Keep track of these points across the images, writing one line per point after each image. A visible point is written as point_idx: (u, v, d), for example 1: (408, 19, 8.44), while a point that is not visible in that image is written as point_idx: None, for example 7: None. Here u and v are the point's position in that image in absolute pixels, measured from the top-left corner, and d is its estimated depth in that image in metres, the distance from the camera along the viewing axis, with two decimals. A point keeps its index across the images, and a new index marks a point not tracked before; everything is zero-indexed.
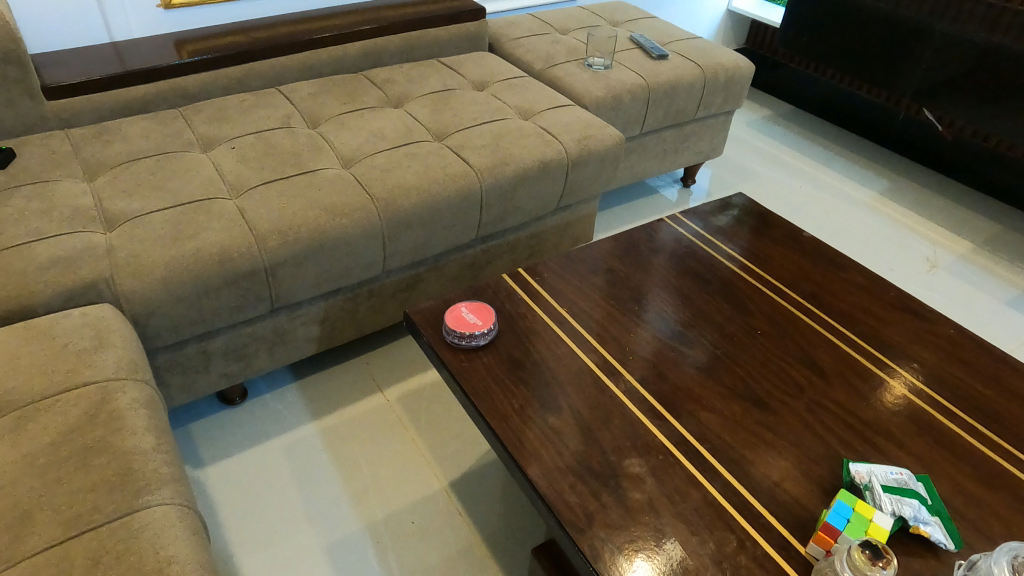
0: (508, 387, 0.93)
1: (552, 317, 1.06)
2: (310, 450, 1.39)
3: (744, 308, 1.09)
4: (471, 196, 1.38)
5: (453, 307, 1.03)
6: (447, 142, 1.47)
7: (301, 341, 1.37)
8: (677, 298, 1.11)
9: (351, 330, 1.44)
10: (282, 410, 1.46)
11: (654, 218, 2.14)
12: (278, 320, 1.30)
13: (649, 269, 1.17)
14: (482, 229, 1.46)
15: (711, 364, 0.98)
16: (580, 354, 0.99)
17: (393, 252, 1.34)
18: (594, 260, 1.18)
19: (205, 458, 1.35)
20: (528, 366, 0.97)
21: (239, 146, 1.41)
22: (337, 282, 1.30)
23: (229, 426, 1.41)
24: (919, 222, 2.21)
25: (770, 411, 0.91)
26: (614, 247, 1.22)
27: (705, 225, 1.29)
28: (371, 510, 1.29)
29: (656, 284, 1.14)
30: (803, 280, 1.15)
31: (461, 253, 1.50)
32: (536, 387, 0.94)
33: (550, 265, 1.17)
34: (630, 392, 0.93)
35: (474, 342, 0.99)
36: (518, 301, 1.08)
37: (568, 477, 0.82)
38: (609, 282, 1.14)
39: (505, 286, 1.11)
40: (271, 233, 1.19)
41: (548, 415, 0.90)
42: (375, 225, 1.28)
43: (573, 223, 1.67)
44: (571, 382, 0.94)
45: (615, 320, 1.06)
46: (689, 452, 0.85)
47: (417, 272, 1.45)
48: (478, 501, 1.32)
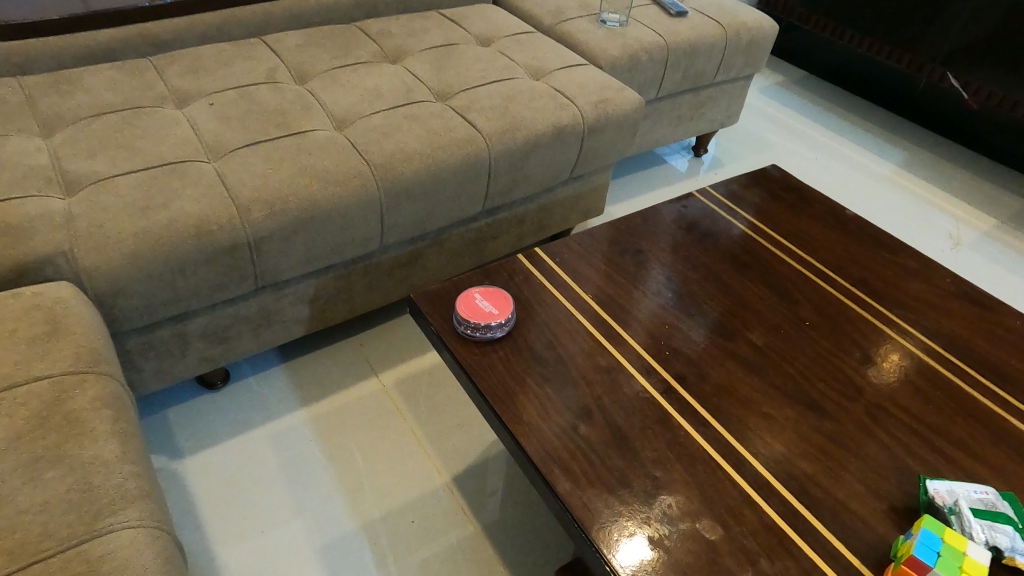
0: (530, 387, 0.82)
1: (575, 304, 0.94)
2: (299, 440, 1.27)
3: (786, 295, 0.98)
4: (478, 163, 1.24)
5: (465, 292, 0.90)
6: (451, 103, 1.33)
7: (290, 322, 1.24)
8: (710, 282, 0.99)
9: (344, 310, 1.31)
10: (268, 396, 1.33)
11: (669, 195, 2.01)
12: (263, 300, 1.17)
13: (678, 249, 1.05)
14: (489, 201, 1.32)
15: (757, 360, 0.87)
16: (610, 348, 0.88)
17: (392, 225, 1.20)
18: (620, 239, 1.06)
19: (183, 448, 1.23)
20: (552, 362, 0.85)
21: (219, 103, 1.26)
22: (329, 258, 1.17)
23: (209, 413, 1.29)
24: (940, 197, 2.11)
25: (827, 416, 0.80)
26: (638, 223, 1.10)
27: (737, 200, 1.17)
28: (367, 508, 1.18)
29: (687, 266, 1.02)
30: (851, 264, 1.04)
31: (465, 226, 1.36)
32: (562, 387, 0.82)
33: (571, 244, 1.05)
34: (668, 393, 0.82)
35: (490, 333, 0.87)
36: (536, 286, 0.96)
37: (605, 493, 0.72)
38: (635, 264, 1.02)
39: (520, 268, 0.99)
40: (254, 203, 1.05)
41: (577, 419, 0.79)
42: (373, 195, 1.14)
43: (585, 194, 1.54)
44: (601, 381, 0.83)
45: (645, 308, 0.94)
46: (742, 465, 0.75)
47: (417, 248, 1.32)
48: (485, 497, 1.22)
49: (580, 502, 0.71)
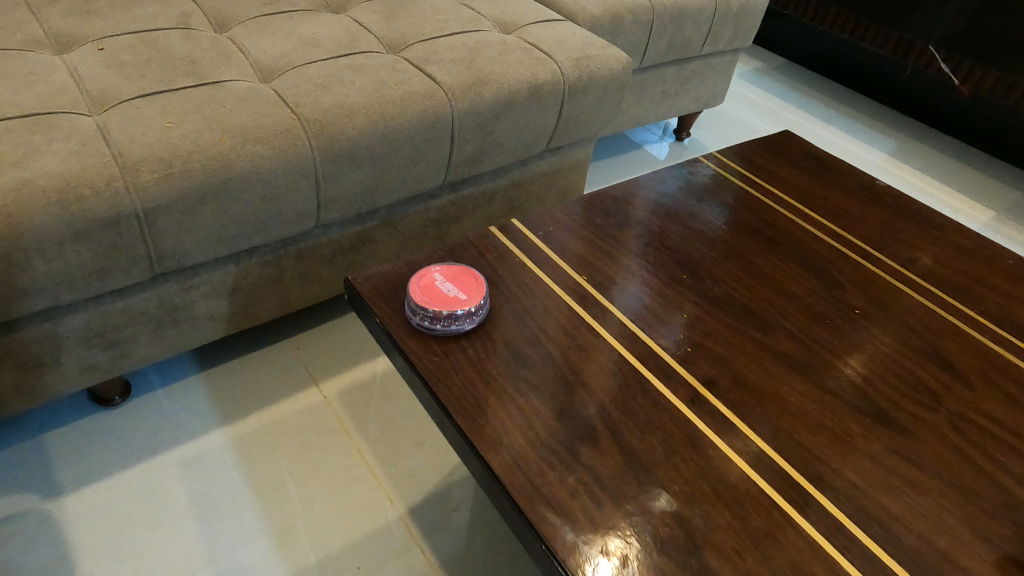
0: (512, 399, 0.60)
1: (566, 289, 0.72)
2: (215, 466, 1.02)
3: (825, 276, 0.78)
4: (438, 124, 1.02)
5: (421, 272, 0.68)
6: (405, 55, 1.10)
7: (202, 321, 0.99)
8: (731, 258, 0.79)
9: (274, 305, 1.07)
10: (179, 411, 1.08)
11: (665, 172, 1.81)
12: (166, 292, 0.92)
13: (688, 222, 0.85)
14: (451, 173, 1.10)
15: (803, 358, 0.67)
16: (615, 344, 0.66)
17: (331, 198, 0.97)
18: (617, 210, 0.85)
19: (64, 484, 0.97)
20: (539, 363, 0.64)
21: (111, 47, 1.00)
22: (251, 238, 0.93)
23: (101, 437, 1.03)
24: (934, 185, 1.98)
25: (902, 431, 0.61)
26: (637, 191, 0.89)
27: (751, 168, 0.98)
28: (299, 553, 0.94)
29: (701, 241, 0.82)
30: (895, 241, 0.86)
31: (423, 204, 1.14)
32: (556, 396, 0.61)
33: (557, 215, 0.83)
34: (696, 403, 0.61)
35: (455, 326, 0.64)
36: (514, 266, 0.74)
37: (621, 548, 0.50)
38: (638, 238, 0.81)
39: (492, 244, 0.77)
40: (144, 163, 0.80)
41: (578, 444, 0.57)
42: (305, 157, 0.91)
43: (563, 172, 1.34)
44: (608, 389, 0.62)
45: (656, 294, 0.73)
46: (803, 502, 0.54)
47: (364, 229, 1.09)
48: (448, 533, 0.99)
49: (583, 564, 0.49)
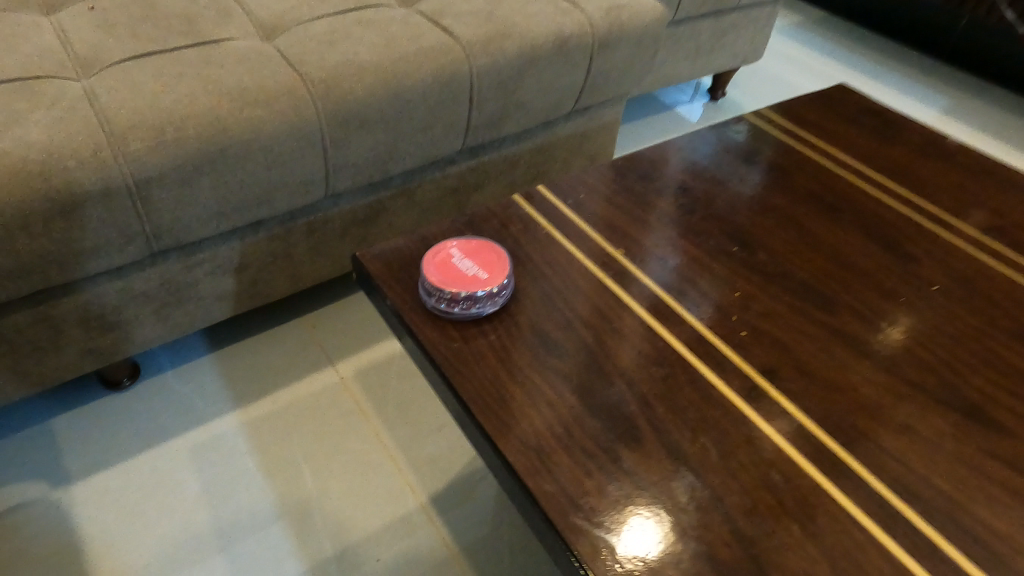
0: (541, 393, 0.52)
1: (600, 265, 0.64)
2: (227, 451, 0.97)
3: (896, 247, 0.69)
4: (455, 83, 0.93)
5: (437, 247, 0.60)
6: (419, 8, 1.01)
7: (209, 300, 0.93)
8: (787, 227, 0.70)
9: (284, 282, 1.00)
10: (190, 394, 1.03)
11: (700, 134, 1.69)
12: (167, 270, 0.86)
13: (737, 186, 0.75)
14: (471, 137, 1.02)
15: (875, 342, 0.58)
16: (658, 327, 0.58)
17: (340, 166, 0.89)
18: (656, 174, 0.76)
19: (71, 469, 0.93)
20: (572, 350, 0.56)
21: (102, 6, 0.93)
22: (256, 211, 0.86)
23: (108, 420, 0.98)
24: (990, 143, 1.84)
25: (997, 428, 0.52)
26: (677, 153, 0.80)
27: (804, 124, 0.87)
28: (315, 542, 0.89)
29: (752, 208, 0.73)
30: (973, 205, 0.75)
31: (441, 171, 1.06)
32: (591, 389, 0.53)
33: (588, 181, 0.74)
34: (753, 396, 0.53)
35: (476, 309, 0.57)
36: (541, 239, 0.66)
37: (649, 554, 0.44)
38: (680, 206, 0.72)
39: (516, 214, 0.69)
40: (134, 129, 0.73)
41: (618, 445, 0.49)
42: (310, 121, 0.83)
43: (591, 134, 1.24)
44: (650, 380, 0.54)
45: (702, 269, 0.64)
46: (885, 514, 0.46)
47: (378, 200, 1.01)
48: (472, 523, 0.93)
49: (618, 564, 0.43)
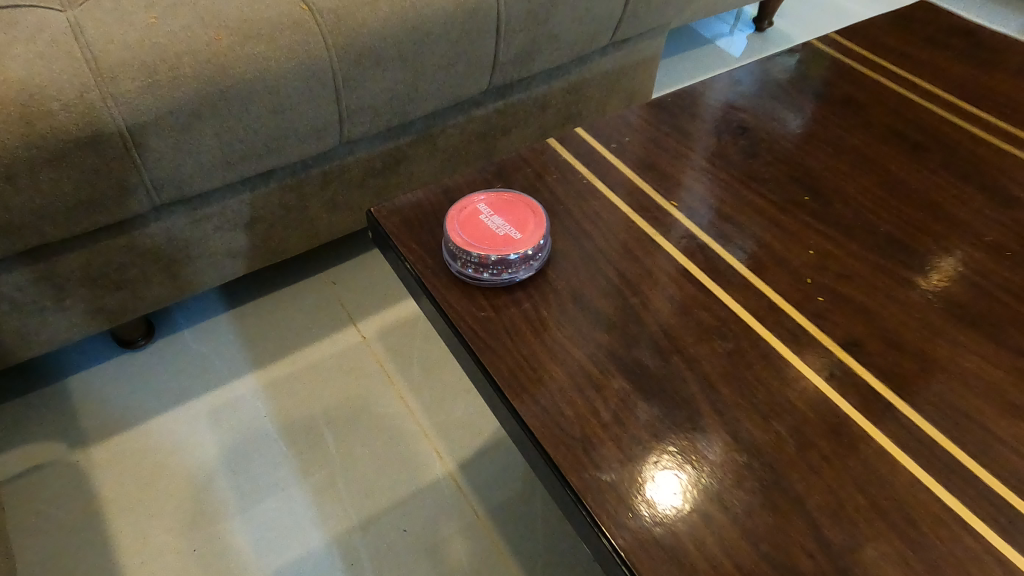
0: (585, 370, 0.45)
1: (650, 217, 0.56)
2: (247, 415, 0.93)
3: (996, 193, 0.59)
4: (481, 11, 0.82)
5: (462, 202, 0.52)
6: None
7: (220, 256, 0.87)
8: (868, 172, 0.60)
9: (300, 236, 0.94)
10: (207, 355, 0.99)
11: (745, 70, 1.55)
12: (172, 226, 0.80)
13: (807, 124, 0.65)
14: (498, 73, 0.92)
15: (977, 308, 0.50)
16: (719, 291, 0.50)
17: (355, 108, 0.81)
18: (711, 111, 0.66)
19: (86, 431, 0.89)
20: (620, 320, 0.48)
21: None
22: (264, 159, 0.78)
23: (123, 381, 0.94)
24: None
25: None
26: (736, 86, 0.69)
27: (883, 51, 0.75)
28: (339, 510, 0.85)
29: (826, 148, 0.62)
30: None
31: (466, 113, 0.97)
32: (643, 366, 0.45)
33: (633, 120, 0.65)
34: (836, 373, 0.45)
35: (508, 274, 0.49)
36: (581, 189, 0.58)
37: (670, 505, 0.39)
38: (741, 149, 0.62)
39: (551, 161, 0.60)
40: (123, 67, 0.64)
41: (677, 434, 0.42)
42: (320, 58, 0.74)
43: (628, 71, 1.13)
44: (713, 355, 0.46)
45: (769, 221, 0.55)
46: (1000, 517, 0.39)
47: (397, 146, 0.93)
48: (503, 490, 0.88)
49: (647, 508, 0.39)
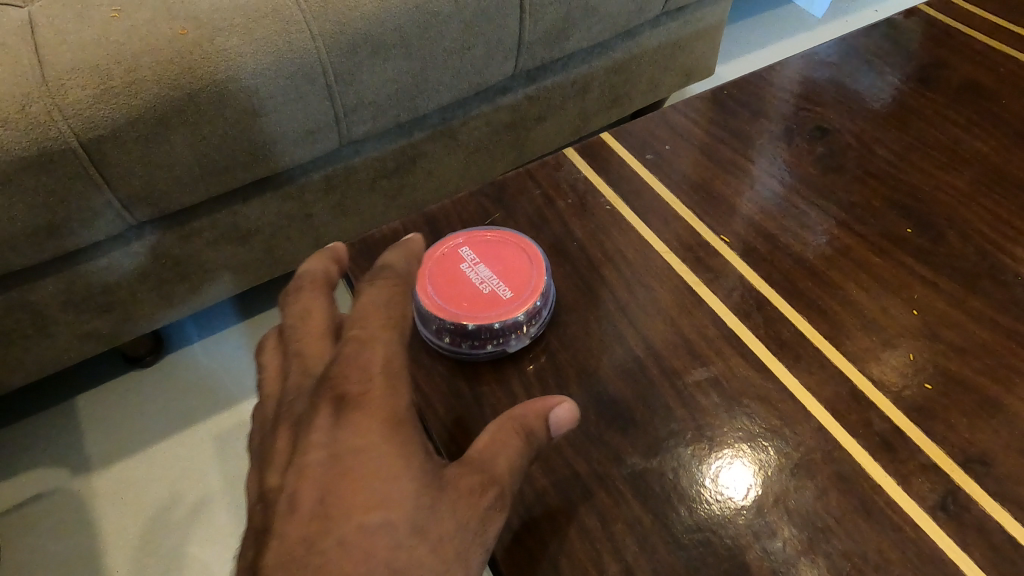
0: (589, 489, 0.33)
1: (692, 259, 0.42)
2: None
3: None
4: None
5: (439, 246, 0.41)
6: None
7: (219, 273, 0.79)
8: (997, 189, 0.44)
9: (307, 247, 0.84)
10: (216, 371, 0.92)
11: (827, 31, 1.34)
12: (158, 243, 0.72)
13: (913, 122, 0.49)
14: (525, 56, 0.79)
15: None
16: (782, 372, 0.37)
17: (355, 104, 0.70)
18: (781, 105, 0.51)
19: (92, 456, 0.85)
20: (642, 415, 0.36)
21: None
22: (252, 168, 0.69)
23: (132, 401, 0.89)
24: None
25: None
26: (816, 69, 0.53)
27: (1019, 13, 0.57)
28: None
29: (939, 156, 0.47)
30: None
31: (490, 102, 0.84)
32: (670, 487, 0.33)
33: (678, 119, 0.51)
34: (950, 508, 0.32)
35: (494, 346, 0.38)
36: (602, 219, 0.45)
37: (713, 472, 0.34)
38: (820, 159, 0.47)
39: (568, 180, 0.47)
40: (74, 73, 0.56)
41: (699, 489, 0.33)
42: (306, 52, 0.63)
43: (685, 43, 0.97)
44: (769, 473, 0.33)
45: (858, 264, 0.41)
46: None
47: (410, 143, 0.82)
48: None
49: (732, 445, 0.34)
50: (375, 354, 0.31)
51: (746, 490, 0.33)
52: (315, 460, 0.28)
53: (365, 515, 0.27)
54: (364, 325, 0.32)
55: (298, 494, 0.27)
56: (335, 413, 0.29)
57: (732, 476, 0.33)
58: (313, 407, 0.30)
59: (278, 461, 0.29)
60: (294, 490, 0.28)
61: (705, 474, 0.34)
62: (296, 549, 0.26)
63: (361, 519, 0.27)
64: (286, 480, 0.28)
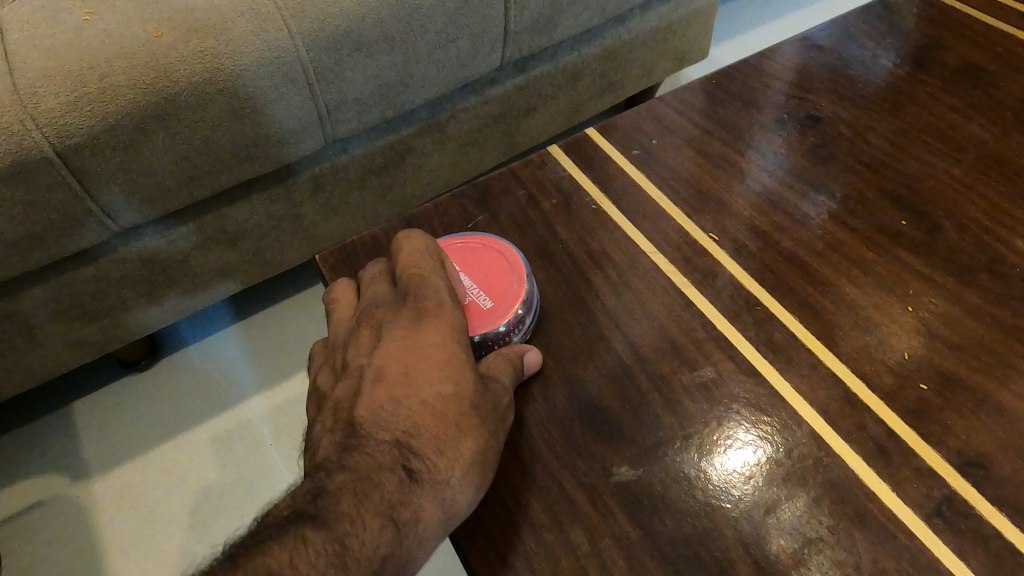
0: (575, 502, 0.33)
1: (680, 258, 0.41)
2: (252, 442, 0.86)
3: None
4: None
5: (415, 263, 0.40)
6: None
7: (208, 276, 0.78)
8: (994, 176, 0.43)
9: (297, 247, 0.83)
10: (213, 374, 0.91)
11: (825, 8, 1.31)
12: (144, 249, 0.71)
13: (907, 108, 0.48)
14: (511, 46, 0.77)
15: None
16: (773, 375, 0.36)
17: (338, 103, 0.68)
18: (771, 94, 0.49)
19: (90, 462, 0.85)
20: (629, 423, 0.35)
21: None
22: (236, 170, 0.68)
23: (129, 406, 0.89)
24: None
25: None
26: (808, 55, 0.52)
27: None
28: None
29: (935, 143, 0.45)
30: None
31: (478, 94, 0.83)
32: (659, 499, 0.32)
33: (665, 112, 0.49)
34: (946, 514, 0.31)
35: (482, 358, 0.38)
36: (587, 219, 0.44)
37: (704, 478, 0.33)
38: (812, 149, 0.46)
39: (552, 178, 0.46)
40: (45, 80, 0.54)
41: (690, 500, 0.32)
42: (284, 50, 0.61)
43: (676, 27, 0.95)
44: (759, 482, 0.32)
45: (850, 259, 0.40)
46: None
47: (397, 139, 0.80)
48: None
49: (721, 446, 0.34)
50: (433, 280, 0.37)
51: (737, 490, 0.32)
52: (397, 343, 0.34)
53: (437, 387, 0.33)
54: (420, 264, 0.37)
55: (381, 366, 0.34)
56: (414, 317, 0.35)
57: (724, 478, 0.33)
58: (395, 306, 0.36)
59: (363, 343, 0.35)
60: (380, 363, 0.34)
61: (695, 486, 0.33)
62: (383, 404, 0.32)
63: (435, 389, 0.33)
64: (372, 357, 0.34)
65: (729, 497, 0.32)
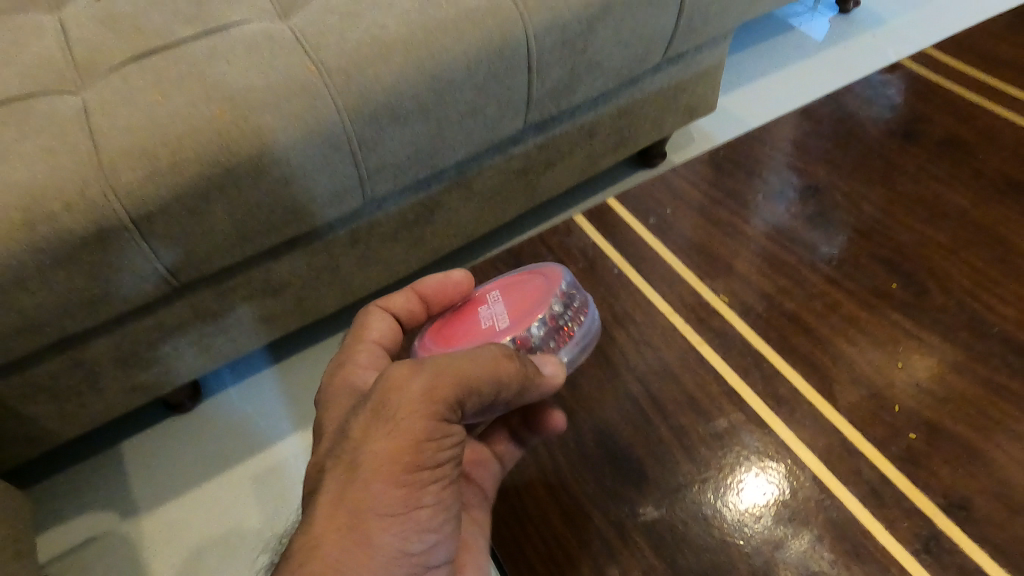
0: (606, 539, 0.37)
1: (694, 319, 0.46)
2: (290, 481, 0.90)
3: None
4: (510, 51, 0.74)
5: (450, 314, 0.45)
6: None
7: (253, 324, 0.84)
8: (975, 242, 0.48)
9: (334, 295, 0.89)
10: (252, 415, 0.97)
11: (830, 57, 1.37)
12: (198, 301, 0.77)
13: (897, 178, 0.53)
14: (533, 110, 0.83)
15: None
16: (778, 425, 0.40)
17: (377, 166, 0.75)
18: (774, 165, 0.55)
19: (139, 500, 0.90)
20: (653, 468, 0.40)
21: None
22: (284, 229, 0.74)
23: (175, 446, 0.94)
24: None
25: None
26: (806, 129, 0.58)
27: (998, 65, 0.61)
28: None
29: (922, 211, 0.50)
30: None
31: (502, 153, 0.89)
32: (680, 537, 0.37)
33: (678, 183, 0.55)
34: (932, 551, 0.35)
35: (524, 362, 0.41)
36: (610, 282, 0.49)
37: (719, 518, 0.37)
38: (811, 217, 0.51)
39: (578, 245, 0.52)
40: (124, 157, 0.61)
41: (707, 538, 0.37)
42: (331, 123, 0.68)
43: (686, 85, 1.01)
44: (767, 521, 0.37)
45: (845, 319, 0.45)
46: None
47: (428, 195, 0.87)
48: None
49: (733, 489, 0.38)
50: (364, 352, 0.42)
51: (747, 528, 0.37)
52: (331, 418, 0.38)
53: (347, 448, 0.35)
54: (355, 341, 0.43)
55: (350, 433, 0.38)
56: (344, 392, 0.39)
57: (738, 518, 0.37)
58: None
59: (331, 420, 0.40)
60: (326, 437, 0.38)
61: (711, 526, 0.37)
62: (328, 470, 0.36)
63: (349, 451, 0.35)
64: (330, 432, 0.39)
65: (741, 535, 0.37)
